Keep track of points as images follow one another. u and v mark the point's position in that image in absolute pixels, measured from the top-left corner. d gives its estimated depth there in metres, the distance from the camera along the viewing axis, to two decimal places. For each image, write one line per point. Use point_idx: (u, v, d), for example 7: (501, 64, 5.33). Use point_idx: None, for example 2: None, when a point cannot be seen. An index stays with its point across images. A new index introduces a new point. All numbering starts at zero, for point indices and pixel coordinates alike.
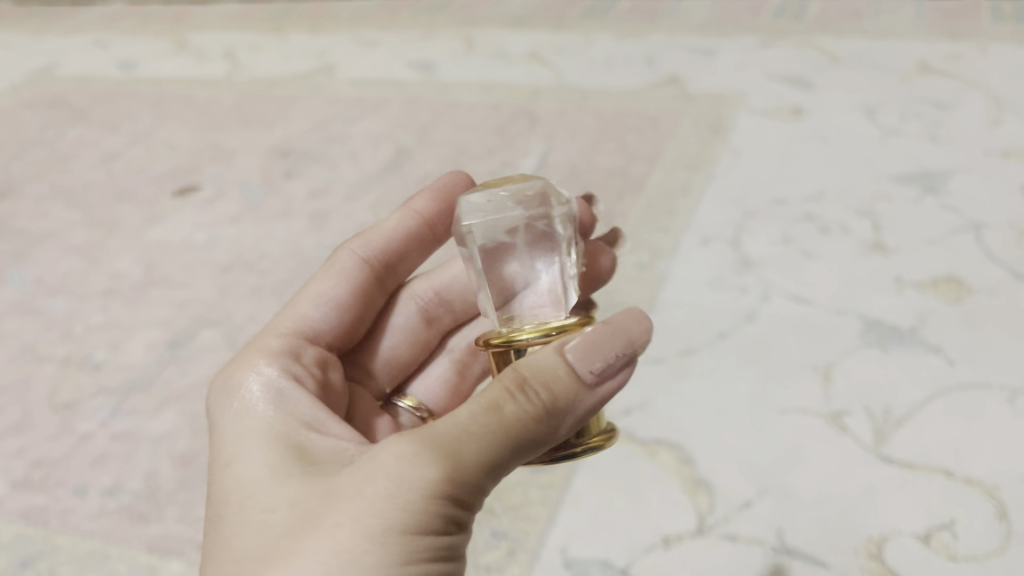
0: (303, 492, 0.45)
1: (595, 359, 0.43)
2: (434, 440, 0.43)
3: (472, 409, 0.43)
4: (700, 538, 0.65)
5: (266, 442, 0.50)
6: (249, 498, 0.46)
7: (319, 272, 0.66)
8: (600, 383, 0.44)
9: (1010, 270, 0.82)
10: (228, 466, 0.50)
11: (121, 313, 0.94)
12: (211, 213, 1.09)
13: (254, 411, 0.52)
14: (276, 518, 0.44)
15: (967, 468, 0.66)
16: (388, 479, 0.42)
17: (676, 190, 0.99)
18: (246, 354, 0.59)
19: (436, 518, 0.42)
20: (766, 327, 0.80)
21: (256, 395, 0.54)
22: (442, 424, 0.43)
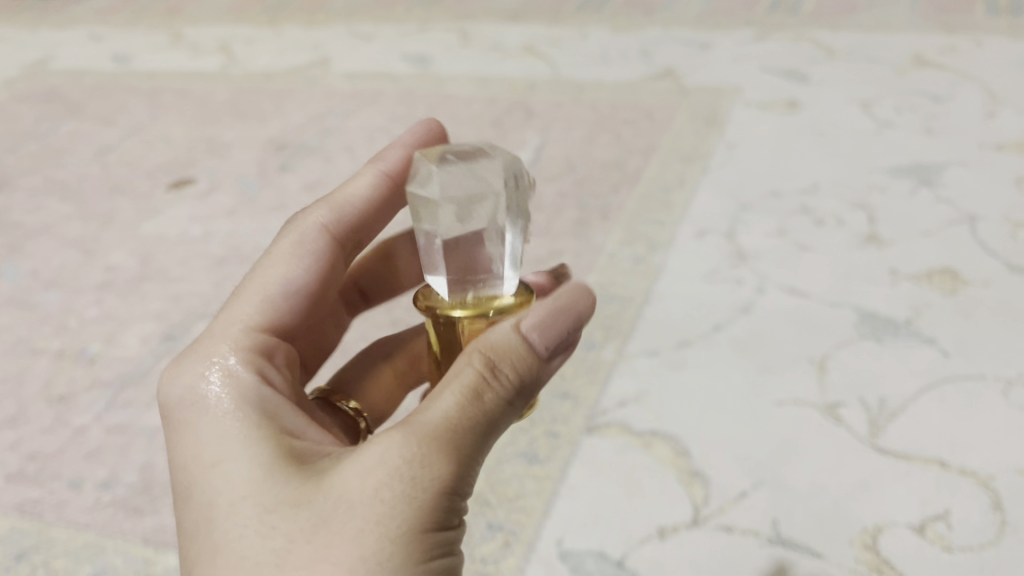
0: (293, 497, 0.38)
1: (553, 329, 0.41)
2: (431, 434, 0.38)
3: (451, 397, 0.39)
4: (695, 530, 0.65)
5: (241, 438, 0.41)
6: (232, 507, 0.39)
7: (273, 246, 0.53)
8: (554, 354, 0.42)
9: (1004, 262, 0.82)
10: (196, 466, 0.41)
11: (116, 307, 0.94)
12: (206, 207, 1.08)
13: (210, 417, 0.43)
14: (271, 529, 0.37)
15: (962, 459, 0.66)
16: (397, 483, 0.37)
17: (671, 183, 0.99)
18: (200, 351, 0.47)
19: (435, 516, 0.37)
20: (761, 319, 0.80)
21: (213, 400, 0.43)
22: (427, 418, 0.39)
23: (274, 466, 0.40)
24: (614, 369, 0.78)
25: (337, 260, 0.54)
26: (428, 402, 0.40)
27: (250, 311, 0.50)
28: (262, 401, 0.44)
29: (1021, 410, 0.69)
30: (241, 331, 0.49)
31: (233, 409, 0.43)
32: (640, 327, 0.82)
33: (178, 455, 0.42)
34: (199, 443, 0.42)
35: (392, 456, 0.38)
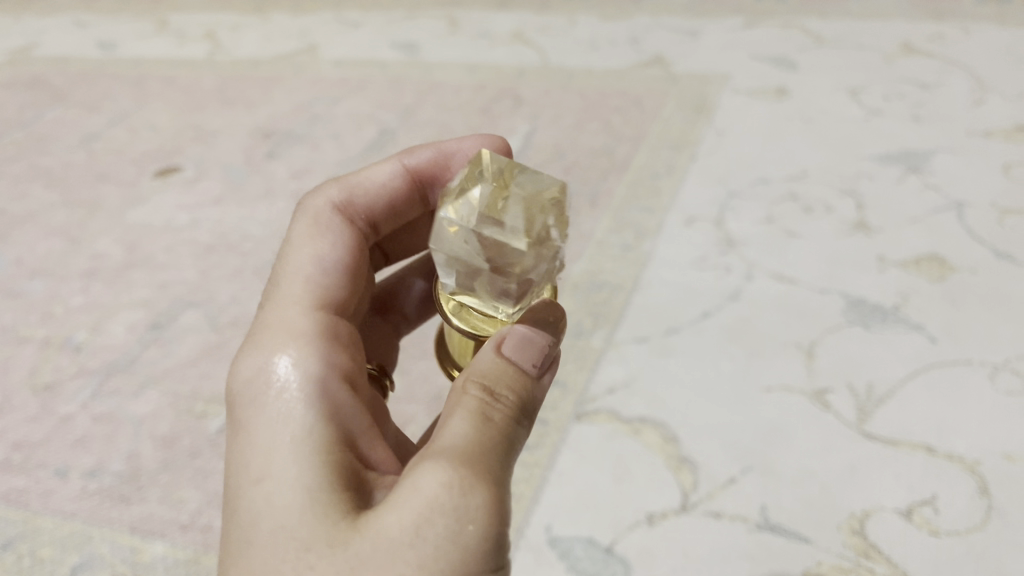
0: (335, 528, 0.38)
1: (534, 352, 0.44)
2: (455, 457, 0.39)
3: (461, 426, 0.40)
4: (684, 516, 0.65)
5: (296, 449, 0.41)
6: (279, 535, 0.39)
7: (301, 234, 0.53)
8: (541, 373, 0.44)
9: (991, 248, 0.82)
10: (245, 482, 0.41)
11: (102, 295, 0.93)
12: (192, 194, 1.08)
13: (275, 426, 0.42)
14: (314, 565, 0.37)
15: (948, 443, 0.67)
16: (438, 508, 0.37)
17: (660, 170, 0.98)
18: (265, 348, 0.46)
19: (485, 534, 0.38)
20: (750, 306, 0.80)
21: (285, 406, 0.42)
22: (440, 447, 0.40)
23: (322, 485, 0.40)
24: (603, 354, 0.78)
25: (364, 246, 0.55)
26: (439, 434, 0.41)
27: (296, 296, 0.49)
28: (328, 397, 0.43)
29: (1007, 395, 0.69)
30: (290, 321, 0.48)
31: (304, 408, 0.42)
32: (628, 314, 0.82)
33: (233, 465, 0.42)
34: (258, 450, 0.42)
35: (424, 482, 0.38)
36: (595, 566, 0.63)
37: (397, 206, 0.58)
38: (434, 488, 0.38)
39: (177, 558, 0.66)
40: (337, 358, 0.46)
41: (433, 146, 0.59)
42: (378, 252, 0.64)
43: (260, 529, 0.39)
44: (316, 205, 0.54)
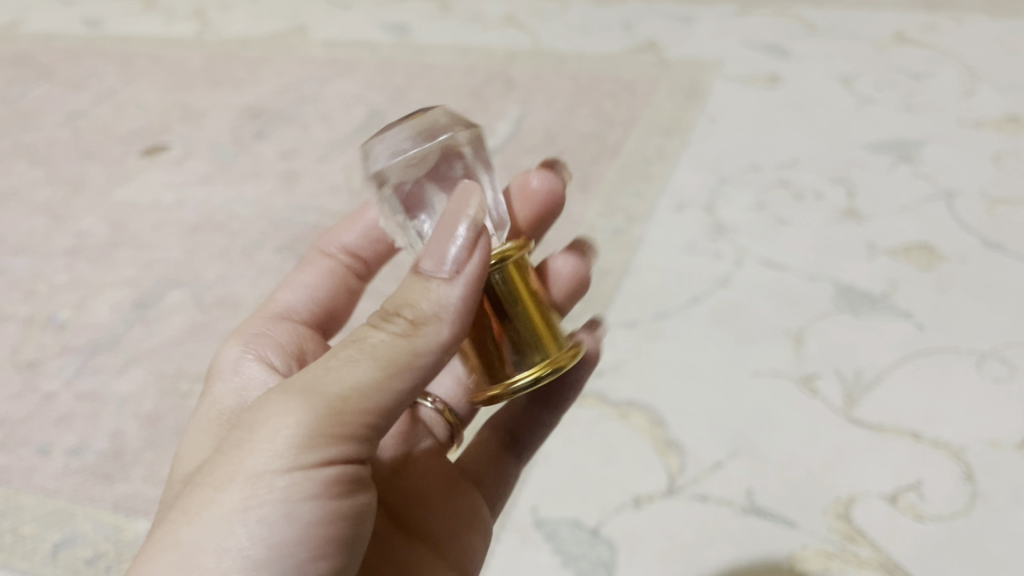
0: (213, 476, 0.42)
1: (441, 253, 0.44)
2: (297, 384, 0.43)
3: (338, 351, 0.44)
4: (671, 499, 0.65)
5: (240, 433, 0.43)
6: (187, 497, 0.42)
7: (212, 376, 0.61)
8: (456, 272, 0.43)
9: (980, 237, 0.82)
10: (199, 482, 0.43)
11: (87, 273, 0.92)
12: (179, 173, 1.07)
13: (244, 432, 0.43)
14: (186, 510, 0.42)
15: (934, 430, 0.67)
16: (248, 428, 0.43)
17: (652, 156, 0.98)
18: (268, 392, 0.44)
19: (308, 464, 0.42)
20: (739, 291, 0.80)
21: (261, 417, 0.43)
22: (331, 388, 0.42)
23: (232, 444, 0.43)
24: None
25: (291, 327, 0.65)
26: (338, 366, 0.43)
27: (245, 332, 0.64)
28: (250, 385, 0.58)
29: (994, 382, 0.70)
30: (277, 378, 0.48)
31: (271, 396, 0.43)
32: (617, 299, 0.81)
33: (205, 467, 0.43)
34: (224, 452, 0.43)
35: (276, 424, 0.42)
36: (581, 548, 0.63)
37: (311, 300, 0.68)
38: (254, 414, 0.43)
39: None
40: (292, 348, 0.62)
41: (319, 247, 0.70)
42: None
43: (182, 501, 0.42)
44: (220, 352, 0.63)
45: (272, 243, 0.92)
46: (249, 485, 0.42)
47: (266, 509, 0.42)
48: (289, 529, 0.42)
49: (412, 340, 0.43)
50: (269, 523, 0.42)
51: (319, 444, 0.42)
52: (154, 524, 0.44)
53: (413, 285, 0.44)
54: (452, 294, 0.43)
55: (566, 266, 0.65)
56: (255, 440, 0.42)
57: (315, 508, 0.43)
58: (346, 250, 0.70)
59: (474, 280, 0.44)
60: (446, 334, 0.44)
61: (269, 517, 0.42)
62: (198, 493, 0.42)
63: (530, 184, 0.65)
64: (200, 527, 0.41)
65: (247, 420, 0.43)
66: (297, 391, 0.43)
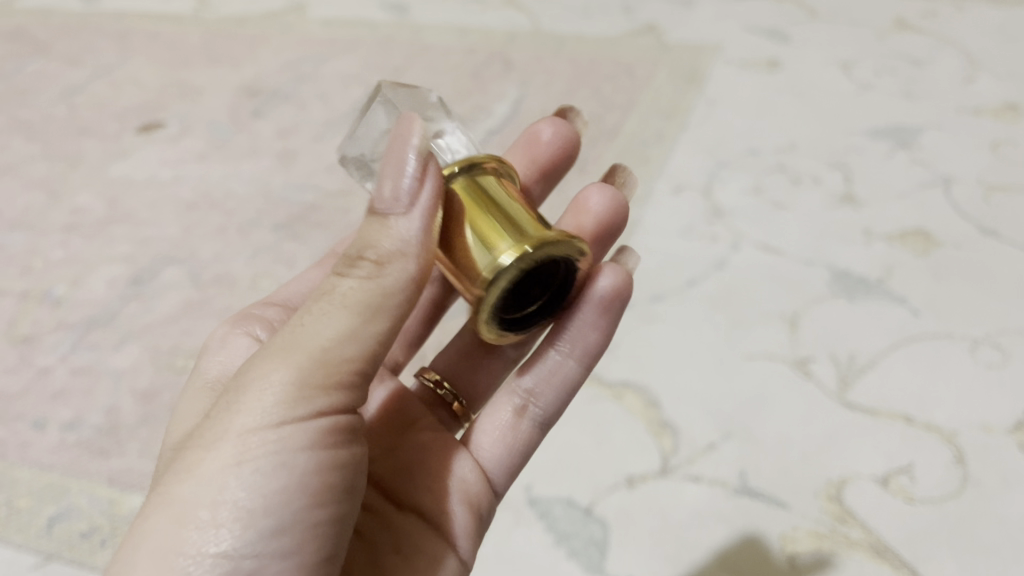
0: (205, 438, 0.44)
1: (390, 190, 0.45)
2: (279, 342, 0.45)
3: (311, 306, 0.46)
4: (664, 479, 0.65)
5: (229, 395, 0.45)
6: (182, 461, 0.44)
7: (205, 354, 0.61)
8: (411, 205, 0.45)
9: (976, 224, 0.82)
10: (193, 446, 0.44)
11: (83, 249, 0.92)
12: (176, 150, 1.06)
13: (232, 395, 0.45)
14: (181, 473, 0.43)
15: (926, 414, 0.67)
16: (238, 388, 0.45)
17: (650, 139, 0.98)
18: (253, 357, 0.46)
19: (297, 412, 0.44)
20: (735, 275, 0.81)
21: (250, 380, 0.44)
22: (308, 339, 0.44)
23: (222, 406, 0.45)
24: None
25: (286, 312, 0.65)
26: (313, 318, 0.45)
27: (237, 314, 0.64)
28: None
29: (987, 368, 0.70)
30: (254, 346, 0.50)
31: (256, 358, 0.45)
32: None
33: (197, 431, 0.45)
34: (213, 417, 0.45)
35: (262, 382, 0.44)
36: (574, 526, 0.64)
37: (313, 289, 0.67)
38: (241, 373, 0.45)
39: None
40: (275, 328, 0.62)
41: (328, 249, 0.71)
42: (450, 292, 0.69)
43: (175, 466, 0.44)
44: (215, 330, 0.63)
45: (269, 221, 0.92)
46: (243, 440, 0.43)
47: (261, 462, 0.43)
48: (286, 477, 0.44)
49: (379, 280, 0.45)
50: (266, 474, 0.43)
51: (310, 396, 0.44)
52: (150, 488, 0.45)
53: (373, 226, 0.46)
54: (412, 226, 0.45)
55: (603, 200, 0.65)
56: (243, 401, 0.44)
57: (308, 458, 0.45)
58: None
59: (430, 209, 0.45)
60: (412, 267, 0.45)
61: (264, 467, 0.43)
62: (191, 454, 0.44)
63: (543, 136, 0.70)
64: (196, 487, 0.43)
65: (234, 384, 0.45)
66: (279, 349, 0.45)
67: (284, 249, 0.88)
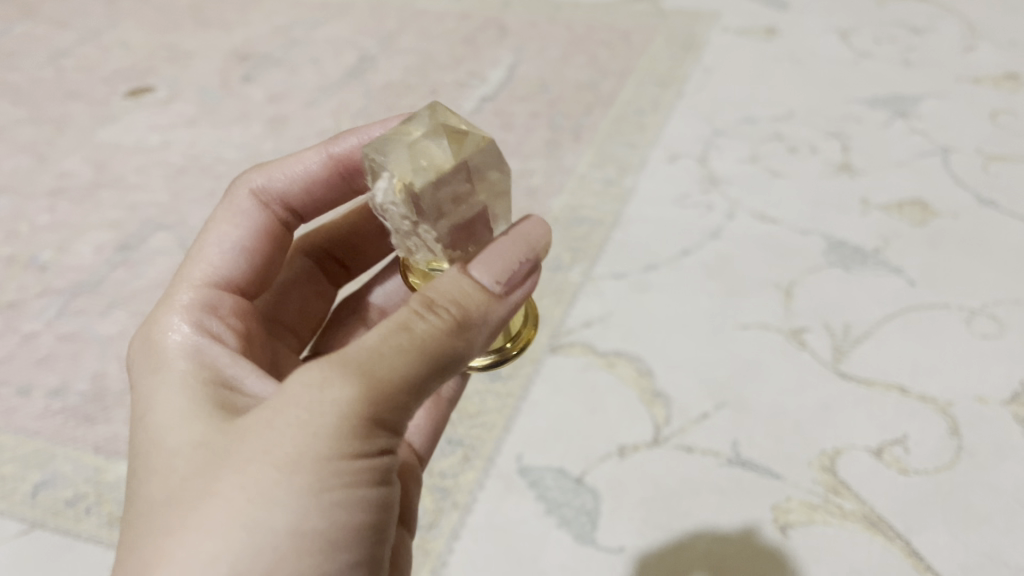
0: (259, 466, 0.36)
1: (496, 270, 0.41)
2: (346, 366, 0.37)
3: (377, 334, 0.39)
4: (656, 449, 0.65)
5: (285, 419, 0.37)
6: (229, 491, 0.36)
7: (143, 339, 0.48)
8: (506, 291, 0.41)
9: (974, 193, 0.81)
10: (240, 473, 0.36)
11: (69, 214, 0.91)
12: (165, 115, 1.04)
13: (290, 418, 0.36)
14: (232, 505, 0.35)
15: (921, 384, 0.67)
16: (294, 407, 0.37)
17: (645, 106, 0.96)
18: (312, 376, 0.37)
19: (361, 455, 0.37)
20: (730, 243, 0.80)
21: (315, 404, 0.37)
22: (381, 368, 0.37)
23: (274, 431, 0.36)
24: (581, 289, 0.77)
25: (229, 297, 0.52)
26: (384, 350, 0.38)
27: (163, 320, 0.48)
28: (203, 356, 0.46)
29: (983, 339, 0.69)
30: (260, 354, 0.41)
31: (317, 378, 0.37)
32: (607, 250, 0.80)
33: (240, 459, 0.36)
34: (262, 442, 0.36)
35: (333, 410, 0.36)
36: (565, 496, 0.63)
37: (256, 266, 0.54)
38: (298, 386, 0.37)
39: None
40: (237, 326, 0.51)
41: (247, 188, 0.55)
42: (331, 262, 0.63)
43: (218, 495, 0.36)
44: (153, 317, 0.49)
45: None
46: (309, 476, 0.36)
47: (326, 501, 0.36)
48: (351, 515, 0.37)
49: (462, 333, 0.39)
50: (331, 509, 0.36)
51: (379, 431, 0.38)
52: (171, 498, 0.37)
53: (455, 279, 0.41)
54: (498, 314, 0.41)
55: None
56: (309, 429, 0.36)
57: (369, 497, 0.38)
58: (285, 203, 0.56)
59: (519, 299, 0.42)
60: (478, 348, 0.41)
61: (329, 508, 0.36)
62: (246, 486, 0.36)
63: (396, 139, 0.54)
64: (257, 526, 0.35)
65: (287, 403, 0.37)
66: (348, 373, 0.37)
67: None
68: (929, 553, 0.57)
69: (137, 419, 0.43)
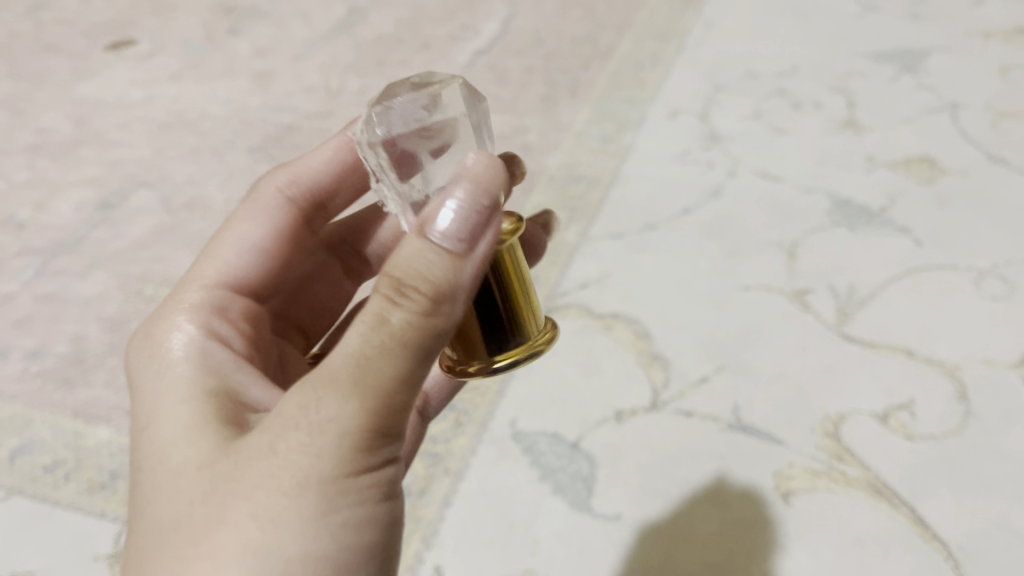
0: (265, 493, 0.34)
1: (458, 228, 0.35)
2: (337, 379, 0.35)
3: (358, 333, 0.35)
4: (654, 413, 0.63)
5: (288, 443, 0.35)
6: (237, 522, 0.34)
7: (146, 340, 0.47)
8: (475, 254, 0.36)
9: (983, 150, 0.79)
10: (248, 504, 0.34)
11: (49, 172, 0.88)
12: (148, 69, 1.01)
13: (294, 442, 0.35)
14: (240, 537, 0.34)
15: (928, 347, 0.64)
16: (297, 430, 0.35)
17: (644, 61, 0.93)
18: (308, 396, 0.35)
19: (367, 470, 0.36)
20: (731, 203, 0.77)
21: (316, 426, 0.35)
22: (377, 377, 0.35)
23: (278, 456, 0.35)
24: (577, 250, 0.75)
25: (235, 299, 0.51)
26: (373, 356, 0.35)
27: (168, 320, 0.47)
28: (209, 360, 0.45)
29: (991, 301, 0.67)
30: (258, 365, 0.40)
31: (314, 399, 0.35)
32: (604, 209, 0.78)
33: (246, 488, 0.35)
34: (266, 470, 0.35)
35: (336, 429, 0.35)
36: (560, 462, 0.61)
37: (269, 266, 0.53)
38: (294, 409, 0.35)
39: (121, 445, 0.63)
40: (243, 330, 0.49)
41: (272, 187, 0.54)
42: (358, 255, 0.59)
43: (226, 524, 0.34)
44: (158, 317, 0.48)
45: (245, 144, 0.88)
46: (318, 499, 0.35)
47: (339, 524, 0.35)
48: (365, 532, 0.36)
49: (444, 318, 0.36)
50: (344, 530, 0.35)
51: (384, 443, 0.36)
52: (180, 527, 0.36)
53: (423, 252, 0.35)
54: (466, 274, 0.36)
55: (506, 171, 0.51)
56: (313, 451, 0.35)
57: (379, 513, 0.37)
58: (308, 201, 0.55)
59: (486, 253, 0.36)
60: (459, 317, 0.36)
61: (343, 530, 0.35)
62: (255, 514, 0.34)
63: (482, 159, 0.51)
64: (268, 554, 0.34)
65: (289, 426, 0.35)
66: (344, 389, 0.35)
67: (261, 172, 0.85)
68: (935, 521, 0.56)
69: (139, 430, 0.42)
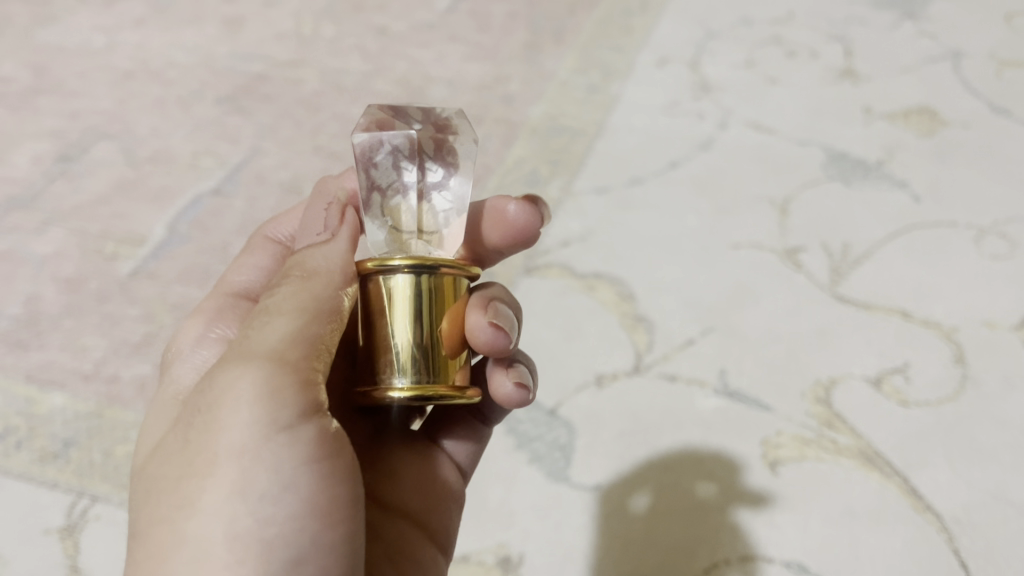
0: (177, 482, 0.33)
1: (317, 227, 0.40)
2: (227, 359, 0.35)
3: (248, 325, 0.36)
4: (637, 378, 0.60)
5: (189, 432, 0.34)
6: (160, 518, 0.32)
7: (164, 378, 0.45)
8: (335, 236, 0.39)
9: (986, 101, 0.75)
10: (168, 497, 0.33)
11: (5, 123, 0.83)
12: (111, 14, 0.96)
13: (197, 427, 0.34)
14: (163, 531, 0.32)
15: (925, 309, 0.61)
16: (198, 416, 0.34)
17: (633, 8, 0.89)
18: (202, 386, 0.35)
19: (277, 433, 0.33)
20: (721, 157, 0.73)
21: (210, 404, 0.33)
22: (258, 346, 0.34)
23: (184, 446, 0.34)
24: (560, 205, 0.71)
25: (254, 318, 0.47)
26: (259, 332, 0.35)
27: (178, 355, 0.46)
28: None
29: (992, 260, 0.64)
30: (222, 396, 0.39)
31: (207, 382, 0.35)
32: (588, 163, 0.74)
33: (162, 484, 0.33)
34: (176, 460, 0.34)
35: (229, 401, 0.33)
36: (538, 430, 0.58)
37: None
38: (195, 398, 0.35)
39: (76, 411, 0.60)
40: None
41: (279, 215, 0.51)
42: None
43: (152, 521, 0.33)
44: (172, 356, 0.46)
45: (212, 95, 0.84)
46: (225, 472, 0.32)
47: (256, 491, 0.32)
48: (292, 499, 0.33)
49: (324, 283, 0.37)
50: (264, 494, 0.32)
51: (286, 397, 0.33)
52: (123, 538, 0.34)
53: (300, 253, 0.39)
54: (338, 251, 0.38)
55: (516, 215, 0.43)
56: (212, 430, 0.33)
57: (310, 474, 0.33)
58: None
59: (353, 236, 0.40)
60: (343, 279, 0.38)
61: (263, 498, 0.32)
62: (172, 506, 0.32)
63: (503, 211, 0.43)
64: (184, 539, 0.31)
65: (191, 415, 0.34)
66: (231, 364, 0.34)
67: (228, 124, 0.81)
68: (929, 492, 0.53)
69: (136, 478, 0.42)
